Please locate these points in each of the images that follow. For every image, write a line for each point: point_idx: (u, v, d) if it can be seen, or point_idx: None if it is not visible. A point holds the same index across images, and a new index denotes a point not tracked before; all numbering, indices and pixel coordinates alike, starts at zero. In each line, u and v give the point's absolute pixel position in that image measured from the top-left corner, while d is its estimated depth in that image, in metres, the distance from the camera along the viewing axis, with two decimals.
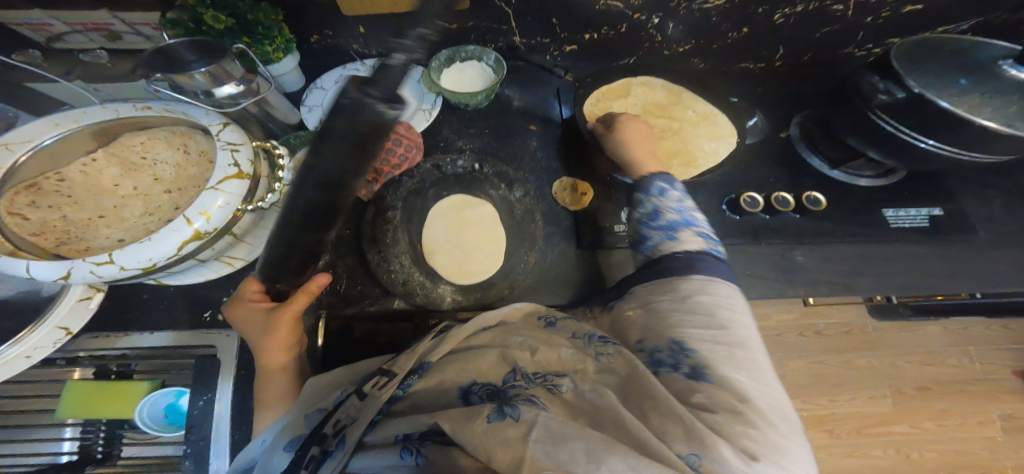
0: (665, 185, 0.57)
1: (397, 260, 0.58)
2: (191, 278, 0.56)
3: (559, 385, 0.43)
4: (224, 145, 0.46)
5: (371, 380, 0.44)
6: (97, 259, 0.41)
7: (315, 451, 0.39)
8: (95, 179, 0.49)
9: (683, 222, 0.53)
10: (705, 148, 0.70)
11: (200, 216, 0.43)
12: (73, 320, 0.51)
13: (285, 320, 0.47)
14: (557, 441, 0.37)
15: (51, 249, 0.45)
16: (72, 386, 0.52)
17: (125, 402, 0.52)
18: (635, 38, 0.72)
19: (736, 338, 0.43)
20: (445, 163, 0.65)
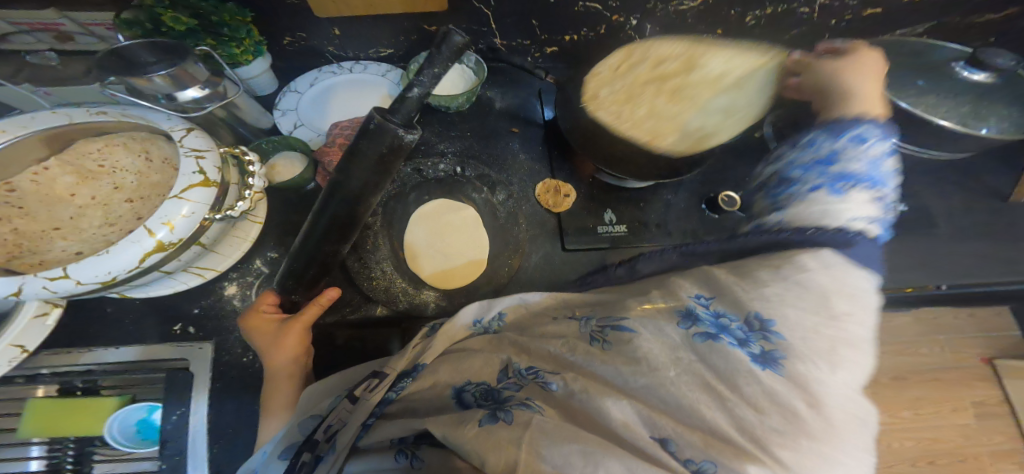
0: (840, 138, 0.48)
1: (379, 265, 0.64)
2: (156, 289, 0.63)
3: (550, 383, 0.45)
4: (190, 152, 0.50)
5: (364, 384, 0.50)
6: (51, 275, 0.44)
7: (308, 456, 0.46)
8: (49, 187, 0.53)
9: (861, 182, 0.44)
10: None
11: (162, 226, 0.47)
12: (27, 339, 0.53)
13: (295, 331, 0.56)
14: (553, 439, 0.38)
15: (3, 263, 0.48)
16: (34, 403, 0.63)
17: (92, 420, 0.63)
18: (616, 38, 0.80)
19: (849, 335, 0.35)
20: (425, 167, 0.72)
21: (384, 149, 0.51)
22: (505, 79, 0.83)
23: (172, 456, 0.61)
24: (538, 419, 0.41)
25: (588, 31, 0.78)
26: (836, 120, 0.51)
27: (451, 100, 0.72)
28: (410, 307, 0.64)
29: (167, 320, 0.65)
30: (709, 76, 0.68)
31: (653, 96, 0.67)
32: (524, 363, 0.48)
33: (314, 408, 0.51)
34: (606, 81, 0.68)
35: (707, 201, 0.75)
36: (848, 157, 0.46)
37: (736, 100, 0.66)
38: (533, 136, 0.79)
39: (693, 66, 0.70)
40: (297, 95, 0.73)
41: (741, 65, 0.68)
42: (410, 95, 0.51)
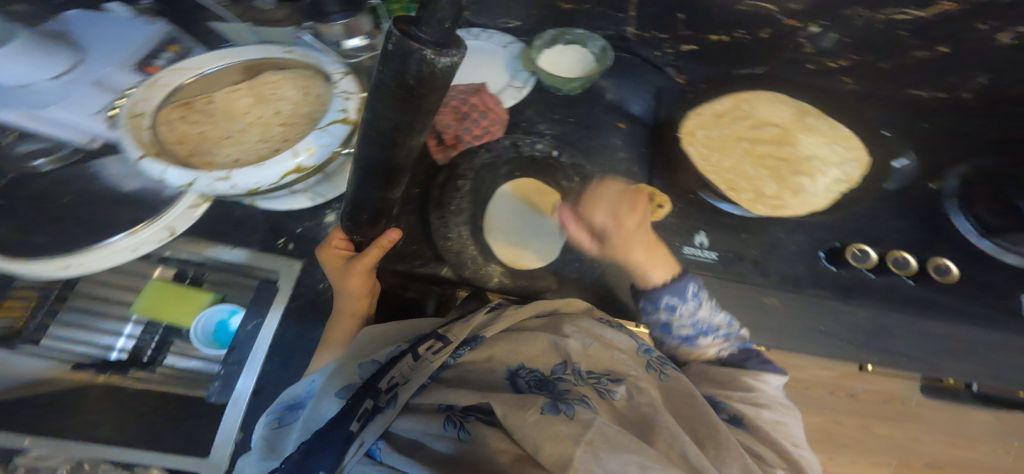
0: (676, 298, 0.65)
1: (457, 229, 0.66)
2: (277, 204, 0.74)
3: (611, 392, 0.53)
4: (341, 92, 0.63)
5: (426, 345, 0.54)
6: (218, 177, 0.57)
7: (370, 404, 0.50)
8: (231, 105, 0.67)
9: (697, 333, 0.67)
10: (820, 190, 0.74)
11: (305, 152, 0.59)
12: (179, 223, 0.65)
13: (359, 274, 0.60)
14: (613, 449, 0.43)
15: (186, 155, 0.62)
16: (153, 283, 0.75)
17: (186, 311, 0.77)
18: (778, 41, 0.79)
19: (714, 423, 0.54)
20: (523, 143, 0.71)
21: (410, 82, 0.33)
22: (629, 70, 0.81)
23: (232, 362, 0.73)
24: (600, 420, 0.45)
25: (744, 34, 0.80)
26: (647, 291, 0.67)
27: (566, 81, 0.72)
28: (474, 276, 0.66)
29: (273, 234, 0.76)
30: (802, 155, 0.77)
31: (743, 156, 0.76)
32: (583, 367, 0.56)
33: (373, 355, 0.56)
34: (708, 124, 0.76)
35: (827, 247, 0.70)
36: (676, 323, 0.67)
37: (830, 180, 0.75)
38: (637, 137, 0.76)
39: (789, 141, 0.78)
40: None
41: (846, 154, 0.76)
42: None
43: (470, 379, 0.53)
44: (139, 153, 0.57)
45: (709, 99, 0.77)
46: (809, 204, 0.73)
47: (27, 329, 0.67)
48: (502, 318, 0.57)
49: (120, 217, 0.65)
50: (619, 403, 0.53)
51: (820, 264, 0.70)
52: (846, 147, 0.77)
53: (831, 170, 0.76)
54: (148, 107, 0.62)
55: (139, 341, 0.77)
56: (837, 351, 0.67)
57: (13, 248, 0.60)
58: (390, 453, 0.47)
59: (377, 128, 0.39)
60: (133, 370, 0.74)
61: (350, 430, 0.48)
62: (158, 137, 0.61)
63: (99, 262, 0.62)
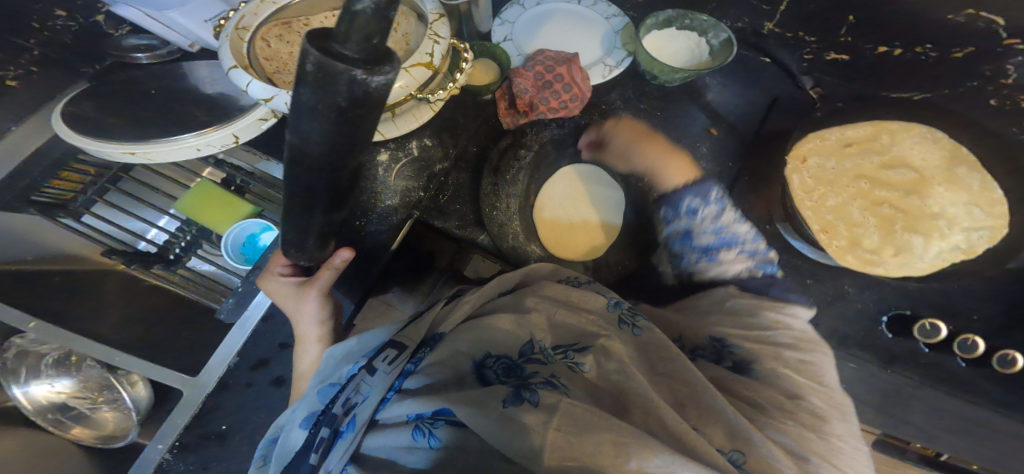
0: (697, 199, 0.57)
1: (506, 197, 0.63)
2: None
3: (579, 364, 0.45)
4: (432, 35, 0.58)
5: (382, 355, 0.47)
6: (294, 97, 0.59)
7: (327, 432, 0.42)
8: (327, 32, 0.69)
9: (720, 244, 0.55)
10: (925, 253, 0.68)
11: None
12: (243, 133, 0.74)
13: (310, 302, 0.57)
14: (580, 431, 0.36)
15: (272, 73, 0.65)
16: (201, 182, 0.83)
17: (219, 220, 0.81)
18: (973, 65, 0.63)
19: (785, 340, 0.47)
20: (598, 126, 0.69)
21: (342, 103, 0.31)
22: (743, 71, 0.76)
23: (251, 282, 0.73)
24: (567, 403, 0.38)
25: (927, 50, 0.64)
26: (676, 189, 0.59)
27: (669, 71, 0.66)
28: (513, 254, 0.63)
29: None
30: (927, 210, 0.71)
31: (854, 197, 0.71)
32: (549, 343, 0.48)
33: (330, 375, 0.48)
34: (825, 153, 0.73)
35: (893, 312, 0.66)
36: (697, 233, 0.56)
37: (944, 247, 0.68)
38: (728, 145, 0.74)
39: (919, 191, 0.72)
40: (521, 10, 0.74)
41: (981, 221, 0.68)
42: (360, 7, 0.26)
43: (450, 362, 0.45)
44: (233, 63, 0.60)
45: (837, 125, 0.74)
46: (908, 267, 0.67)
47: (75, 203, 0.79)
48: (459, 306, 0.51)
49: (192, 114, 0.75)
50: (591, 376, 0.44)
51: (877, 328, 0.67)
52: (985, 213, 0.68)
53: (955, 234, 0.68)
54: (253, 21, 0.64)
55: (171, 238, 0.84)
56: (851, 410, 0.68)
57: (103, 126, 0.70)
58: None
59: (308, 152, 0.36)
60: (155, 267, 0.81)
61: (310, 463, 0.40)
62: (254, 52, 0.64)
63: (166, 152, 0.71)
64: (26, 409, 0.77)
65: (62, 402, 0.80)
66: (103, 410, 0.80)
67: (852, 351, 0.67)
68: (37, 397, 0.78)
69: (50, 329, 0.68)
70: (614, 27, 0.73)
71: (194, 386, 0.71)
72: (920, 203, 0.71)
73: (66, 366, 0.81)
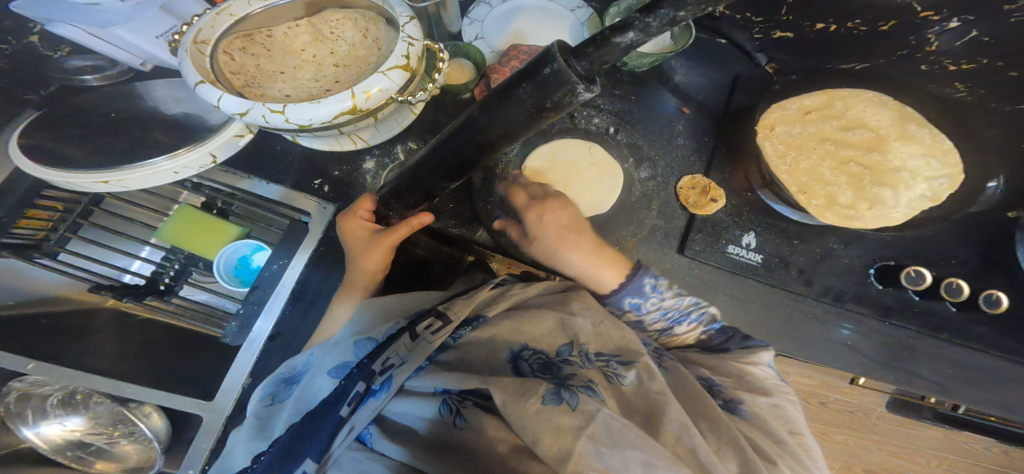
0: (637, 297, 0.61)
1: (499, 193, 0.66)
2: (318, 144, 0.72)
3: (618, 380, 0.50)
4: (405, 37, 0.58)
5: (427, 322, 0.54)
6: (272, 109, 0.57)
7: (362, 388, 0.50)
8: (291, 41, 0.67)
9: (671, 321, 0.62)
10: (897, 206, 0.71)
11: (363, 94, 0.57)
12: (219, 152, 0.73)
13: (374, 244, 0.63)
14: (615, 443, 0.40)
15: (241, 86, 0.64)
16: (180, 208, 0.81)
17: (205, 246, 0.81)
18: (898, 38, 0.66)
19: (776, 399, 0.56)
20: (579, 116, 0.72)
21: (547, 103, 0.40)
22: (709, 49, 0.78)
23: (252, 302, 0.73)
24: (605, 412, 0.41)
25: (857, 25, 0.68)
26: (631, 272, 0.61)
27: (638, 58, 0.69)
28: (510, 248, 0.64)
29: (310, 175, 0.77)
30: (889, 166, 0.74)
31: (823, 158, 0.74)
32: (591, 349, 0.53)
33: (371, 332, 0.58)
34: (790, 121, 0.75)
35: (880, 264, 0.71)
36: (653, 319, 0.63)
37: (912, 197, 0.71)
38: (703, 122, 0.77)
39: (879, 148, 0.75)
40: (488, 8, 0.74)
41: (940, 171, 0.71)
42: (618, 40, 0.36)
43: (469, 359, 0.52)
44: (198, 78, 0.59)
45: (800, 91, 0.76)
46: (882, 218, 0.70)
47: (48, 242, 0.74)
48: (505, 296, 0.57)
49: (155, 138, 0.74)
50: (627, 389, 0.49)
51: (867, 279, 0.71)
52: (943, 163, 0.71)
53: (919, 184, 0.71)
54: (212, 34, 0.62)
55: (159, 268, 0.82)
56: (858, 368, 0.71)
57: (63, 157, 0.68)
58: (382, 440, 0.49)
59: (486, 133, 0.46)
60: (148, 300, 0.80)
61: (341, 414, 0.49)
62: (218, 66, 0.62)
63: (143, 177, 0.70)
64: (41, 449, 0.76)
65: (78, 439, 0.79)
66: (122, 444, 0.81)
67: (850, 306, 0.70)
68: (50, 436, 0.77)
69: (49, 368, 0.69)
70: (579, 19, 0.73)
71: (212, 409, 0.72)
72: (877, 158, 0.75)
73: (73, 404, 0.78)
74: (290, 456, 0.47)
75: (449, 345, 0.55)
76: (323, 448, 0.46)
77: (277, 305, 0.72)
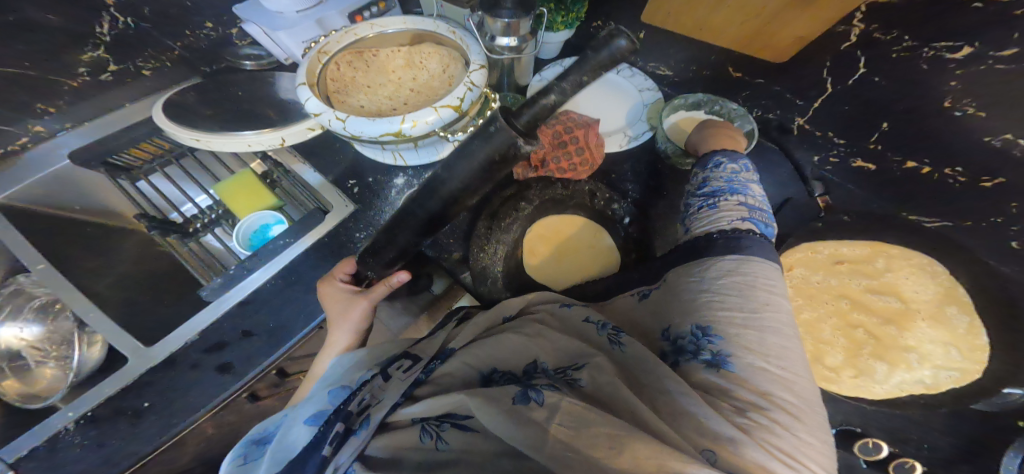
0: (727, 160, 0.57)
1: (495, 243, 0.63)
2: (368, 152, 0.77)
3: (577, 379, 0.46)
4: (468, 82, 0.63)
5: (398, 364, 0.50)
6: (338, 117, 0.64)
7: (342, 427, 0.44)
8: (387, 62, 0.76)
9: (726, 188, 0.55)
10: (889, 380, 0.75)
11: (410, 122, 0.62)
12: (290, 138, 0.81)
13: (355, 301, 0.60)
14: (581, 424, 0.39)
15: (330, 93, 0.72)
16: (246, 171, 0.89)
17: (243, 207, 0.87)
18: (999, 200, 0.62)
19: (765, 322, 0.44)
20: (599, 194, 0.68)
21: (495, 157, 0.47)
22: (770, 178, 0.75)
23: (244, 267, 0.75)
24: (568, 402, 0.41)
25: (957, 172, 0.63)
26: (710, 151, 0.60)
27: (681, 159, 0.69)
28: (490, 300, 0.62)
29: (349, 175, 0.82)
30: (901, 342, 0.76)
31: (830, 314, 0.79)
32: (550, 365, 0.49)
33: (344, 380, 0.52)
34: (814, 266, 0.79)
35: (842, 427, 0.77)
36: (716, 193, 0.55)
37: (907, 378, 0.74)
38: None
39: (901, 322, 0.76)
40: (560, 70, 0.81)
41: (954, 362, 0.72)
42: (545, 102, 0.46)
43: (447, 383, 0.47)
44: (302, 80, 0.69)
45: (840, 240, 0.77)
46: (863, 389, 0.76)
47: (139, 169, 0.88)
48: (468, 327, 0.53)
49: (266, 114, 0.84)
50: (589, 390, 0.45)
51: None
52: (962, 355, 0.72)
53: (923, 369, 0.74)
54: (335, 48, 0.73)
55: (197, 213, 0.88)
56: None
57: (186, 113, 0.80)
58: (365, 472, 0.41)
59: (446, 185, 0.52)
60: (172, 236, 0.86)
61: (321, 455, 0.42)
62: (325, 73, 0.72)
63: (224, 143, 0.79)
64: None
65: (16, 350, 0.77)
66: (48, 367, 0.76)
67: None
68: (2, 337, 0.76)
69: (52, 276, 0.74)
70: (645, 100, 0.75)
71: (144, 357, 0.69)
72: (892, 331, 0.76)
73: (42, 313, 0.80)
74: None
75: (422, 379, 0.48)
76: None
77: (267, 272, 0.74)
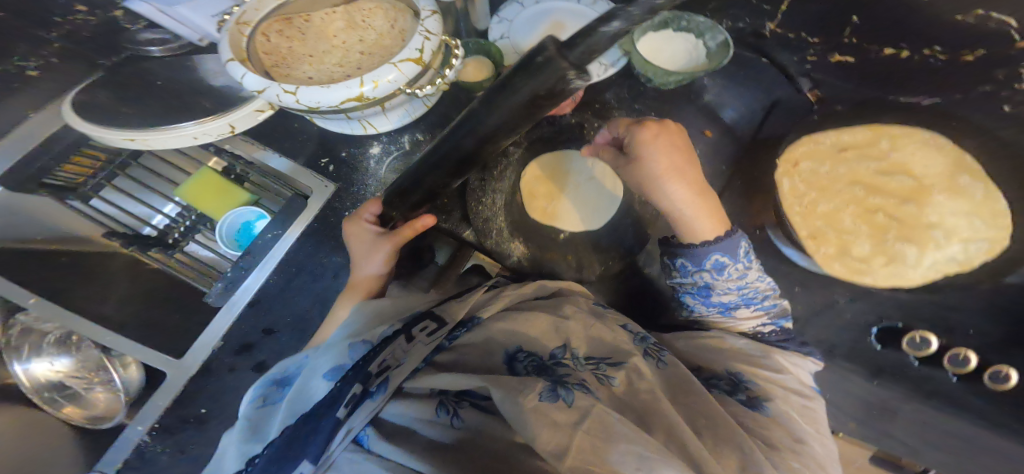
0: (704, 265, 0.58)
1: (492, 195, 0.66)
2: (333, 126, 0.73)
3: (610, 379, 0.47)
4: (423, 31, 0.59)
5: (421, 325, 0.50)
6: (286, 90, 0.59)
7: (359, 389, 0.45)
8: (325, 26, 0.70)
9: (739, 302, 0.59)
10: (920, 264, 0.70)
11: (371, 83, 0.58)
12: (239, 123, 0.75)
13: (374, 243, 0.63)
14: (608, 438, 0.38)
15: (268, 67, 0.66)
16: (204, 169, 0.83)
17: (216, 208, 0.82)
18: (987, 70, 0.59)
19: (790, 383, 0.53)
20: (588, 126, 0.71)
21: (540, 93, 0.36)
22: (744, 73, 0.76)
23: (240, 267, 0.73)
24: (599, 408, 0.40)
25: (936, 52, 0.61)
26: (700, 240, 0.58)
27: (663, 74, 0.70)
28: (496, 249, 0.63)
29: (319, 154, 0.79)
30: (922, 220, 0.72)
31: (848, 204, 0.74)
32: (582, 352, 0.50)
33: (367, 333, 0.51)
34: (819, 158, 0.76)
35: (886, 323, 0.70)
36: (716, 284, 0.59)
37: (939, 258, 0.69)
38: (721, 150, 0.77)
39: (917, 198, 0.72)
40: (518, 7, 0.75)
41: (981, 233, 0.68)
42: (605, 28, 0.33)
43: (468, 362, 0.48)
44: (229, 55, 0.63)
45: (835, 128, 0.76)
46: (896, 278, 0.70)
47: (85, 186, 0.81)
48: (499, 296, 0.53)
49: (199, 104, 0.75)
50: (620, 390, 0.46)
51: (867, 337, 0.71)
52: (987, 224, 0.68)
53: (952, 245, 0.69)
54: (255, 17, 0.67)
55: (171, 223, 0.85)
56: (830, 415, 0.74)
57: (112, 113, 0.72)
58: (377, 440, 0.43)
59: (485, 123, 0.42)
60: (153, 250, 0.82)
61: (335, 416, 0.43)
62: (253, 46, 0.66)
63: (164, 139, 0.72)
64: (25, 386, 0.78)
65: (59, 381, 0.81)
66: (97, 390, 0.80)
67: (839, 362, 0.73)
68: (37, 375, 0.80)
69: (50, 308, 0.70)
70: None
71: (178, 369, 0.71)
72: (907, 207, 0.72)
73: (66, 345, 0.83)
74: (285, 458, 0.41)
75: (444, 347, 0.49)
76: (320, 449, 0.41)
77: (266, 269, 0.73)
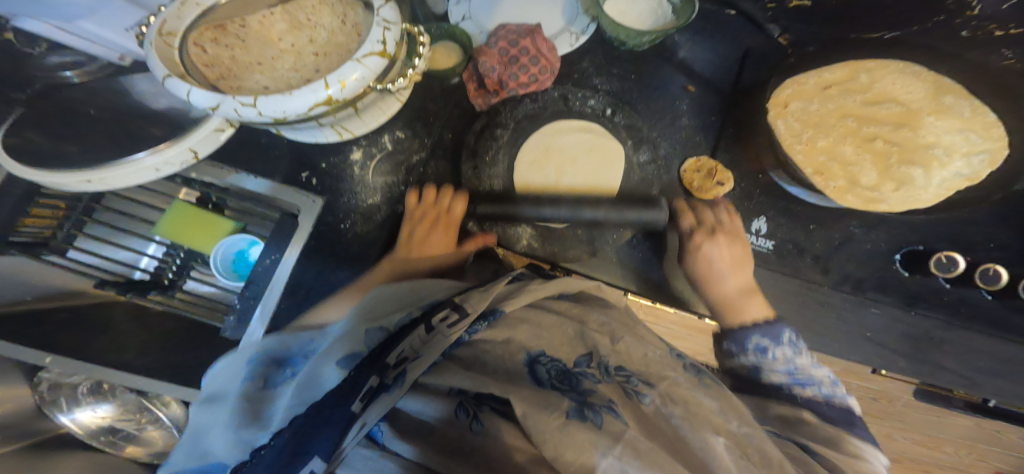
0: (768, 340, 0.59)
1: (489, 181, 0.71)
2: (305, 137, 0.70)
3: (641, 395, 0.45)
4: (381, 21, 0.55)
5: (441, 315, 0.46)
6: (243, 102, 0.53)
7: (375, 381, 0.41)
8: (266, 30, 0.63)
9: (793, 383, 0.56)
10: (931, 188, 0.64)
11: (337, 83, 0.53)
12: (201, 147, 0.70)
13: (449, 237, 0.71)
14: (643, 467, 0.37)
15: (213, 81, 0.61)
16: (176, 203, 0.76)
17: (203, 242, 0.76)
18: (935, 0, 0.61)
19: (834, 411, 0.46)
20: (573, 97, 0.72)
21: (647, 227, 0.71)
22: (711, 26, 0.74)
23: (248, 298, 0.67)
24: (633, 435, 0.39)
25: None
26: (749, 325, 0.62)
27: (636, 35, 0.66)
28: (501, 236, 0.69)
29: (298, 168, 0.76)
30: (919, 142, 0.67)
31: (845, 136, 0.67)
32: (611, 362, 0.48)
33: (382, 319, 0.48)
34: (806, 97, 0.68)
35: (907, 249, 0.66)
36: (772, 370, 0.58)
37: (945, 176, 0.64)
38: (708, 102, 0.73)
39: (909, 123, 0.67)
40: None
41: (979, 145, 0.64)
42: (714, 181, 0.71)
43: (489, 357, 0.47)
44: (165, 71, 0.54)
45: (817, 66, 0.68)
46: (911, 201, 0.64)
47: (55, 239, 0.74)
48: (525, 292, 0.51)
49: (148, 133, 0.69)
50: (648, 409, 0.44)
51: (893, 267, 0.67)
52: (982, 138, 0.64)
53: (954, 161, 0.65)
54: (179, 25, 0.57)
55: (161, 263, 0.82)
56: (878, 358, 0.68)
57: (50, 156, 0.64)
58: (392, 438, 0.44)
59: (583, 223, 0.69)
60: (152, 294, 0.79)
61: (352, 410, 0.40)
62: (188, 59, 0.58)
63: (124, 175, 0.66)
64: (79, 435, 0.86)
65: (110, 425, 0.89)
66: (149, 429, 0.92)
67: (869, 295, 0.68)
68: (85, 422, 0.87)
69: (69, 363, 0.68)
70: None
71: None
72: (906, 133, 0.67)
73: (102, 394, 0.89)
74: (293, 454, 0.38)
75: (464, 341, 0.46)
76: (333, 445, 0.38)
77: (270, 296, 0.66)
